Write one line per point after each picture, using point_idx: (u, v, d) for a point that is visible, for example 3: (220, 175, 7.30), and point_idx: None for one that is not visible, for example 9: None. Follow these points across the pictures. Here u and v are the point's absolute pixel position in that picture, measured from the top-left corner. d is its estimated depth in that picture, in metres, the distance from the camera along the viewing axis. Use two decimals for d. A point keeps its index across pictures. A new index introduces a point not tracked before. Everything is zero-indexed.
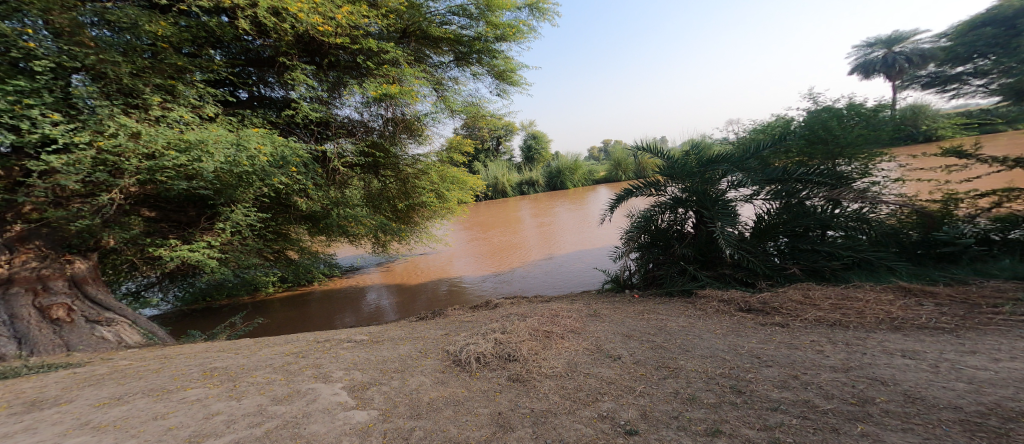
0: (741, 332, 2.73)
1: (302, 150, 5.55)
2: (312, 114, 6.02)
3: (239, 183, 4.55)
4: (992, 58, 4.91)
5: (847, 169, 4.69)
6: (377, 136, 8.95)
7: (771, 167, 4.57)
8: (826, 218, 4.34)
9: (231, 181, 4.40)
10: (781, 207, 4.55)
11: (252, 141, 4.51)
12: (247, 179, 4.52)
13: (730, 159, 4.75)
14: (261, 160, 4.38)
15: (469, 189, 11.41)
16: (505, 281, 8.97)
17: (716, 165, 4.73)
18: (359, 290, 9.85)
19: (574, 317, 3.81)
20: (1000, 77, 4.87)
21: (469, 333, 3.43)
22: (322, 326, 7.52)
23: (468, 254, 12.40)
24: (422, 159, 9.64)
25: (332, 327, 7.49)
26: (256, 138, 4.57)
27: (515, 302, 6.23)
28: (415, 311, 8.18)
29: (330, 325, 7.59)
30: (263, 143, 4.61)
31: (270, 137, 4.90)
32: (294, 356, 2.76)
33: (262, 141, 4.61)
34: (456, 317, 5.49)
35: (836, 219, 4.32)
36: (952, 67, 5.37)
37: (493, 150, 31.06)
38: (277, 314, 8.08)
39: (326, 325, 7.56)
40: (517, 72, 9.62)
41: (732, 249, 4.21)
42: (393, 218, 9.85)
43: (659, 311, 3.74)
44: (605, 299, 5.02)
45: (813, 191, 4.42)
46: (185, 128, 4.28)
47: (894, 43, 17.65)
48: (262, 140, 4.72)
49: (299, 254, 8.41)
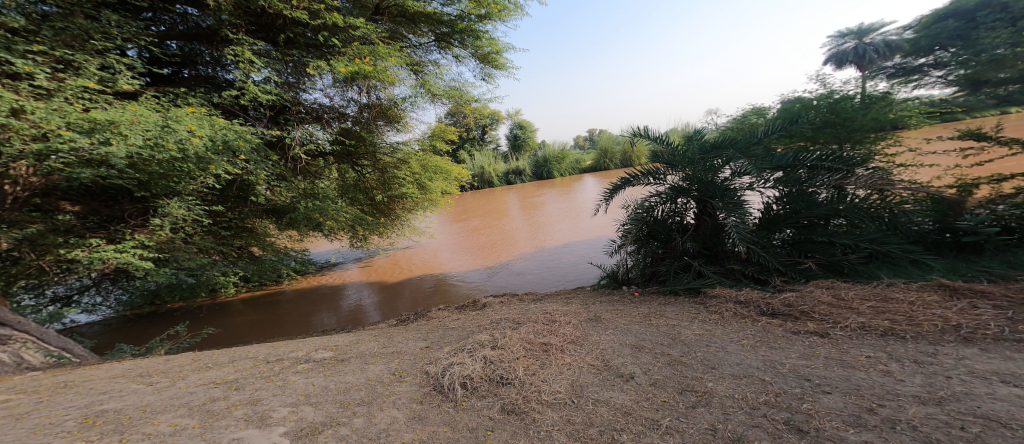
0: (773, 343, 2.33)
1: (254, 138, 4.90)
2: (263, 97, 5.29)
3: (169, 172, 3.89)
4: (952, 50, 4.43)
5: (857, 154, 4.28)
6: (351, 123, 8.27)
7: (779, 153, 4.23)
8: (840, 206, 3.99)
9: (156, 168, 3.74)
10: (788, 196, 4.18)
11: (183, 123, 3.88)
12: (179, 168, 3.90)
13: (735, 144, 4.39)
14: (194, 145, 3.78)
15: (453, 180, 10.82)
16: (496, 275, 8.52)
17: (720, 151, 4.39)
18: (339, 288, 9.22)
19: (574, 322, 3.41)
20: (958, 68, 4.38)
21: (452, 347, 2.92)
22: (299, 329, 6.90)
23: (453, 247, 11.87)
24: (402, 147, 9.07)
25: (311, 329, 6.89)
26: (189, 120, 3.95)
27: (504, 302, 5.80)
28: (399, 310, 7.63)
29: (309, 327, 6.99)
30: (198, 126, 3.98)
31: (209, 120, 4.23)
32: (225, 388, 2.17)
33: (197, 123, 3.98)
34: (439, 320, 4.99)
35: (846, 209, 3.95)
36: (913, 58, 4.82)
37: (478, 139, 30.42)
38: (248, 318, 7.40)
39: (304, 328, 6.94)
40: (502, 54, 9.00)
41: (742, 242, 3.82)
42: (370, 212, 9.20)
43: (667, 315, 3.35)
44: (601, 299, 4.61)
45: (823, 180, 4.08)
46: (92, 105, 3.55)
47: (867, 33, 18.04)
48: (198, 122, 4.08)
49: (264, 251, 7.67)
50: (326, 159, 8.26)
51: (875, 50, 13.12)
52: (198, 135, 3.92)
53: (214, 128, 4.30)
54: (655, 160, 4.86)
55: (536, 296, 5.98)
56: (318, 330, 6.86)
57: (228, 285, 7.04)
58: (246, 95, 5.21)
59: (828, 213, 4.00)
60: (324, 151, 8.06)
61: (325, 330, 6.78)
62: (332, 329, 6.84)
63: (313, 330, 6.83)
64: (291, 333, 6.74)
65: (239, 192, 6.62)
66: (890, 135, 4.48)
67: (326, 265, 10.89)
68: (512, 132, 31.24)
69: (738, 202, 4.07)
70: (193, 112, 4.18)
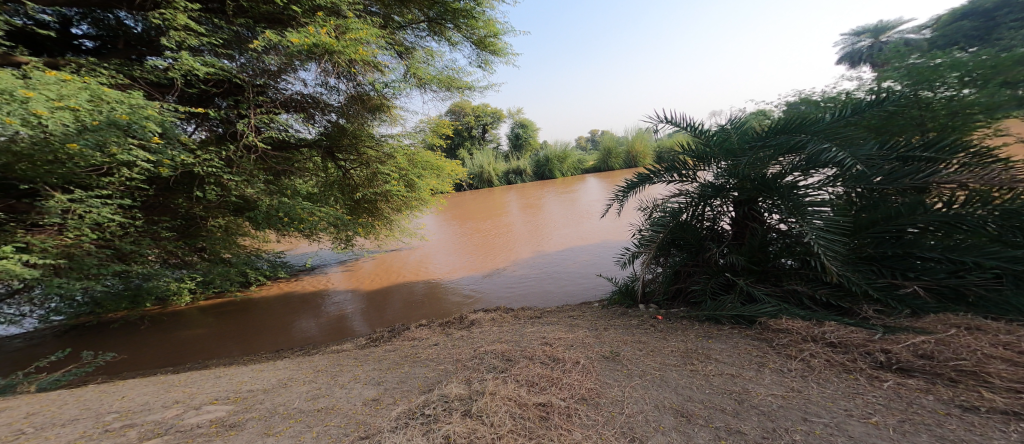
0: (933, 434, 1.39)
1: (171, 117, 4.11)
2: (202, 70, 4.38)
3: (30, 151, 3.18)
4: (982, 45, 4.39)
5: (975, 144, 3.01)
6: (334, 114, 7.35)
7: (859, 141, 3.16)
8: (957, 212, 2.80)
9: (8, 147, 3.09)
10: (873, 196, 3.07)
11: (42, 90, 3.13)
12: (39, 148, 3.18)
13: (798, 123, 3.33)
14: (50, 116, 3.02)
15: (447, 177, 9.95)
16: (494, 283, 7.56)
17: (777, 136, 3.35)
18: (319, 295, 8.27)
19: (583, 364, 2.52)
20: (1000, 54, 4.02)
21: (406, 406, 2.00)
22: (267, 343, 5.93)
23: (447, 250, 10.95)
24: (389, 140, 8.24)
25: (281, 344, 5.92)
26: (53, 88, 3.20)
27: (497, 320, 4.89)
28: (389, 318, 6.70)
29: (280, 341, 6.02)
30: (66, 96, 3.22)
31: (93, 91, 3.41)
32: None
33: (66, 92, 3.22)
34: (413, 345, 4.04)
35: (965, 215, 2.75)
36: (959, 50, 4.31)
37: (479, 138, 29.62)
38: (210, 329, 6.45)
39: (273, 342, 5.97)
40: (501, 38, 8.15)
41: (825, 255, 2.75)
42: (353, 212, 8.32)
43: (715, 356, 2.41)
44: (618, 324, 3.66)
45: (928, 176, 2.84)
46: None
47: (884, 32, 17.10)
48: (72, 92, 3.30)
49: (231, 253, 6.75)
50: (303, 152, 7.37)
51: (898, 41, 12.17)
52: (61, 105, 3.15)
53: (101, 101, 3.47)
54: (684, 151, 3.96)
55: (535, 314, 5.00)
56: (288, 345, 5.89)
57: (181, 293, 6.13)
58: (175, 68, 4.33)
59: (939, 219, 2.80)
60: (298, 141, 7.12)
61: (295, 345, 5.81)
62: (304, 343, 5.88)
63: (285, 345, 5.86)
64: (257, 349, 5.76)
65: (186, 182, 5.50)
66: (993, 120, 3.49)
67: (306, 267, 9.97)
68: (514, 132, 30.42)
69: (801, 201, 3.06)
70: (70, 79, 3.43)
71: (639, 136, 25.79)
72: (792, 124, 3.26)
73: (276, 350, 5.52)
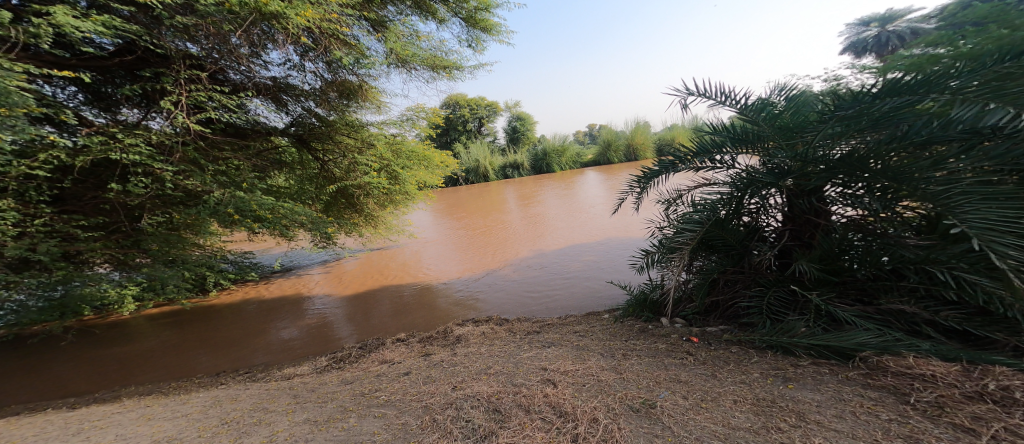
0: None
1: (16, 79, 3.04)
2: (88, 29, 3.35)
3: None
4: None
5: None
6: (310, 103, 6.45)
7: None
8: None
9: None
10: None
11: None
12: None
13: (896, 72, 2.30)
14: None
15: (436, 168, 9.12)
16: (488, 286, 6.70)
17: (866, 97, 2.31)
18: (295, 301, 7.32)
19: (607, 432, 1.73)
20: None
21: None
22: (213, 363, 4.91)
23: (439, 248, 10.11)
24: (375, 128, 7.37)
25: (229, 363, 4.89)
26: None
27: (488, 336, 4.09)
28: (373, 323, 5.92)
29: (229, 360, 4.99)
30: None
31: None
32: None
33: None
34: (379, 374, 3.21)
35: None
36: None
37: (475, 131, 28.74)
38: (157, 346, 5.52)
39: (221, 362, 4.96)
40: (493, 13, 7.25)
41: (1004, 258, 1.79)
42: (331, 209, 7.47)
43: (811, 416, 1.63)
44: (641, 350, 2.86)
45: None
46: None
47: (892, 21, 16.28)
48: None
49: (195, 252, 5.94)
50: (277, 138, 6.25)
51: (909, 26, 11.47)
52: None
53: None
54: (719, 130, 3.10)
55: (534, 328, 4.20)
56: (238, 364, 4.86)
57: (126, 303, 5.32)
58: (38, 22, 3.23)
59: None
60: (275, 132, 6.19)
61: (246, 365, 4.79)
62: (258, 362, 4.85)
63: (233, 365, 4.83)
64: (199, 370, 4.75)
65: (106, 169, 4.43)
66: None
67: (281, 267, 9.10)
68: (512, 125, 29.57)
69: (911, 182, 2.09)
70: None
71: (638, 131, 24.96)
72: (890, 81, 2.20)
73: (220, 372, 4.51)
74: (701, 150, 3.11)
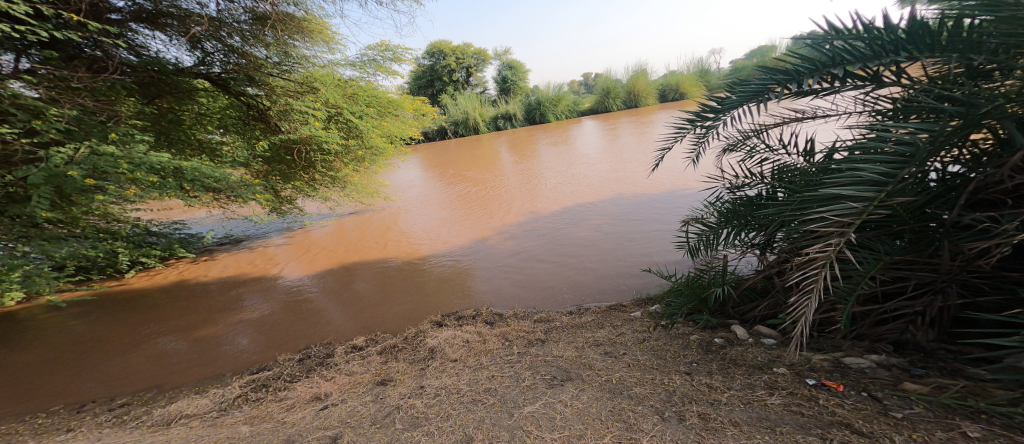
0: None
1: None
2: None
3: None
4: None
5: None
6: (227, 37, 4.74)
7: None
8: None
9: None
10: None
11: None
12: None
13: None
14: None
15: (409, 119, 7.59)
16: (476, 262, 5.41)
17: None
18: (240, 283, 5.88)
19: None
20: None
21: None
22: (79, 383, 3.46)
23: (421, 213, 8.72)
24: (325, 69, 5.72)
25: (104, 382, 3.45)
26: None
27: (473, 348, 2.87)
28: (338, 308, 4.62)
29: (105, 377, 3.54)
30: None
31: None
32: None
33: None
34: (292, 439, 2.00)
35: None
36: None
37: (461, 81, 26.27)
38: (28, 351, 4.10)
39: (93, 381, 3.51)
40: None
41: None
42: (276, 170, 5.96)
43: None
44: (734, 404, 1.60)
45: None
46: None
47: None
48: None
49: (87, 231, 4.53)
50: (184, 80, 4.63)
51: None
52: None
53: None
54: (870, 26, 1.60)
55: (537, 333, 2.97)
56: (114, 387, 3.38)
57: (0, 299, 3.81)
58: None
59: None
60: (174, 70, 4.55)
61: (127, 389, 3.33)
62: (163, 378, 3.45)
63: (105, 387, 3.37)
64: (52, 400, 3.26)
65: None
66: None
67: (227, 241, 7.64)
68: (501, 74, 27.19)
69: None
70: None
71: (638, 77, 22.88)
72: None
73: (80, 405, 3.10)
74: (845, 55, 1.63)
